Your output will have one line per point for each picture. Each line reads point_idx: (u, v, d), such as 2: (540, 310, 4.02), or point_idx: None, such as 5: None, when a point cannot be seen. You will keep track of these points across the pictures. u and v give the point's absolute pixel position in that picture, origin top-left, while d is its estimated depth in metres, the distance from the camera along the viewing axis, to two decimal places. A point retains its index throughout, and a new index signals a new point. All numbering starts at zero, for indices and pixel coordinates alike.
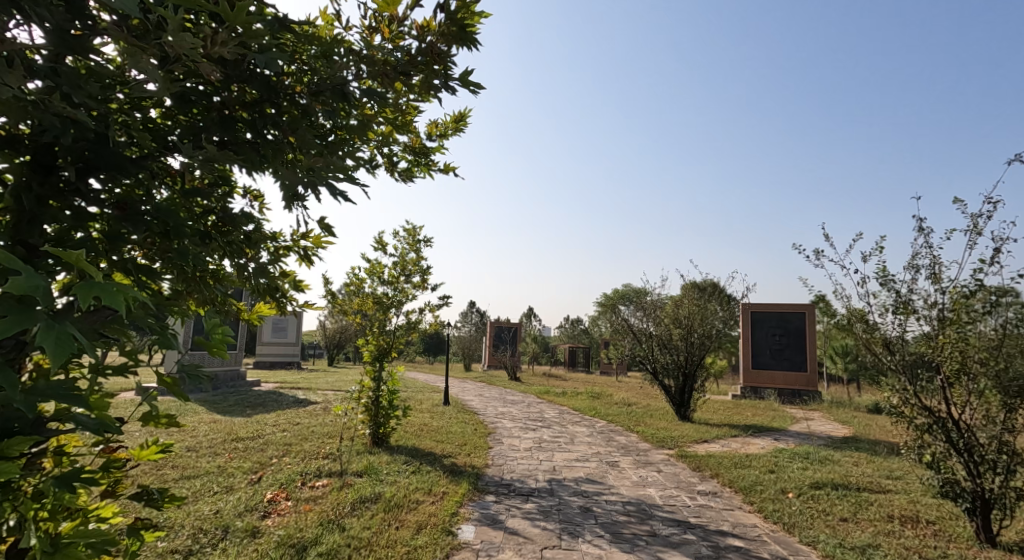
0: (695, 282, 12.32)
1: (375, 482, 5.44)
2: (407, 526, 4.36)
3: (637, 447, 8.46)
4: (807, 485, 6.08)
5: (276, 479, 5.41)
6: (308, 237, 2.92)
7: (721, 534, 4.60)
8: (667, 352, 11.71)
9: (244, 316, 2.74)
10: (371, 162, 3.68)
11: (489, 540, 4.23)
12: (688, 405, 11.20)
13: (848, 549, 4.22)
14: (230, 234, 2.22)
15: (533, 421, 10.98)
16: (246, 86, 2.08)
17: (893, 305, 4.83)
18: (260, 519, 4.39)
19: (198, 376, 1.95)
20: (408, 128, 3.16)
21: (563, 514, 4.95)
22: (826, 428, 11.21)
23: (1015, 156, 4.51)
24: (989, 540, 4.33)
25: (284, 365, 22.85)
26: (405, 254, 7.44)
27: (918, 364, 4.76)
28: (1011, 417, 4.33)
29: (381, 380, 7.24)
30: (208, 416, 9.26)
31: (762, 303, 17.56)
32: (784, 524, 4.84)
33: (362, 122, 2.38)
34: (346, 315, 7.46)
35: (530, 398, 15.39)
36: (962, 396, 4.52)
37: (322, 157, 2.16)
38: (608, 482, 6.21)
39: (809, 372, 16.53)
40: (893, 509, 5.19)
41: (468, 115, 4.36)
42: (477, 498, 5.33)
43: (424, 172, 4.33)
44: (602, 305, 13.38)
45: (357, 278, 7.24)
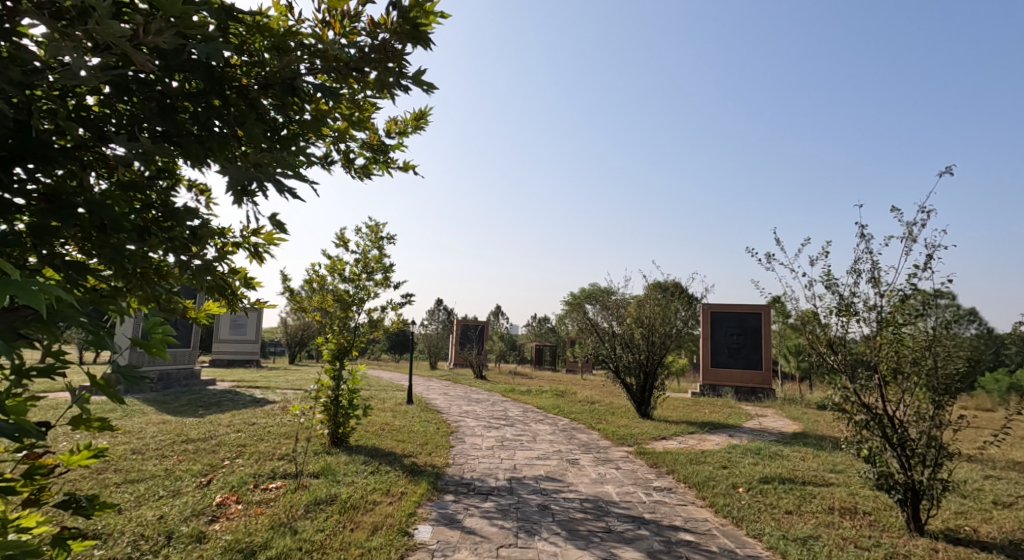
0: (658, 282, 12.58)
1: (331, 483, 5.34)
2: (361, 528, 4.31)
3: (598, 445, 8.59)
4: (756, 479, 6.30)
5: (226, 482, 5.24)
6: (260, 233, 2.86)
7: (673, 529, 4.72)
8: (629, 351, 11.92)
9: (191, 315, 2.65)
10: (327, 159, 3.63)
11: (445, 540, 4.21)
12: (648, 403, 11.45)
13: (790, 540, 4.39)
14: (172, 229, 2.13)
15: (497, 419, 11.01)
16: (189, 75, 2.01)
17: (835, 306, 5.06)
18: (208, 523, 4.25)
19: (136, 376, 1.85)
20: (364, 125, 3.13)
21: (521, 513, 4.98)
22: (777, 424, 11.62)
23: (947, 169, 4.79)
24: (917, 529, 4.59)
25: (241, 364, 22.16)
26: (368, 251, 7.35)
27: (858, 363, 4.97)
28: (939, 412, 4.60)
29: (341, 379, 7.10)
30: (157, 417, 8.90)
31: (721, 303, 18.08)
32: (732, 518, 5.00)
33: (316, 117, 2.34)
34: (305, 312, 7.32)
35: (494, 397, 15.40)
36: (896, 394, 4.77)
37: (271, 152, 2.11)
38: (566, 480, 6.28)
39: (764, 371, 17.11)
40: (834, 502, 5.44)
41: (429, 114, 4.35)
42: (435, 498, 5.30)
43: (383, 171, 4.29)
44: (568, 304, 13.50)
45: (317, 275, 7.12)
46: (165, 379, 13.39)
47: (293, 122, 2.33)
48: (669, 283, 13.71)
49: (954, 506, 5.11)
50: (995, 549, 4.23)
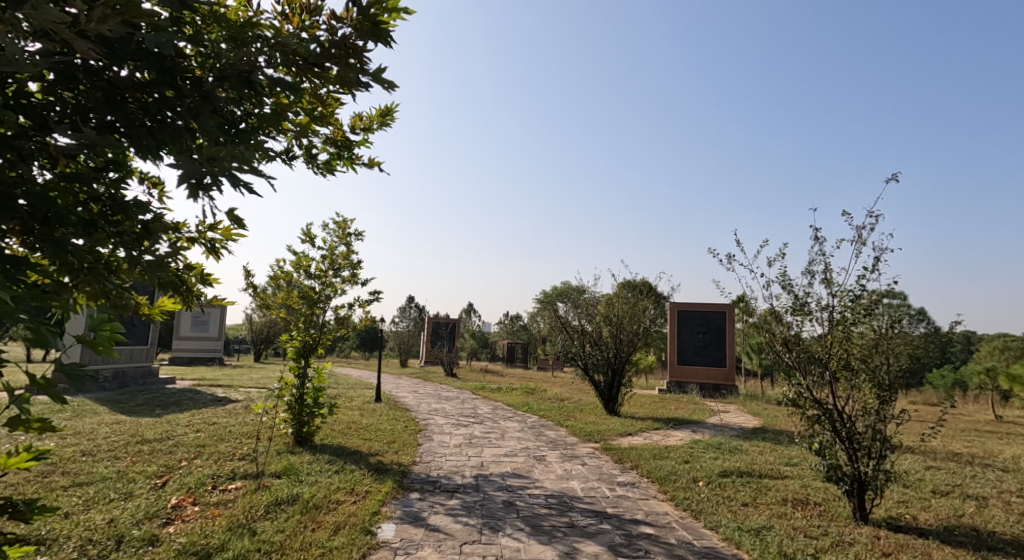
0: (628, 281, 12.75)
1: (293, 483, 5.26)
2: (324, 527, 4.26)
3: (565, 441, 8.68)
4: (716, 473, 6.48)
5: (183, 483, 5.10)
6: (217, 228, 2.80)
7: (634, 522, 4.83)
8: (598, 349, 12.07)
9: (144, 311, 2.58)
10: (288, 154, 3.57)
11: (409, 538, 4.21)
12: (615, 400, 11.63)
13: (745, 531, 4.54)
14: (121, 223, 2.07)
15: (466, 416, 11.01)
16: (139, 65, 1.96)
17: (791, 306, 5.24)
18: (161, 526, 4.13)
19: (81, 376, 1.79)
20: (327, 120, 3.10)
21: (486, 510, 5.01)
22: (738, 420, 11.96)
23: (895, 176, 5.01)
24: (863, 518, 4.81)
25: (202, 362, 21.51)
26: (335, 247, 7.23)
27: (811, 360, 5.16)
28: (884, 406, 4.82)
29: (306, 377, 6.97)
30: (109, 417, 8.56)
31: (687, 302, 18.46)
32: (692, 511, 5.15)
33: (276, 112, 2.31)
34: (269, 309, 7.17)
35: (464, 394, 15.36)
36: (846, 389, 4.98)
37: (228, 146, 2.07)
38: (532, 477, 6.33)
39: (728, 368, 17.56)
40: (787, 494, 5.65)
41: (395, 111, 4.32)
42: (401, 496, 5.27)
43: (347, 167, 4.25)
44: (540, 302, 13.57)
45: (282, 271, 6.97)
46: (121, 378, 12.90)
47: (251, 115, 2.29)
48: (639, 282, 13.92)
49: (896, 496, 5.37)
50: (932, 535, 4.46)
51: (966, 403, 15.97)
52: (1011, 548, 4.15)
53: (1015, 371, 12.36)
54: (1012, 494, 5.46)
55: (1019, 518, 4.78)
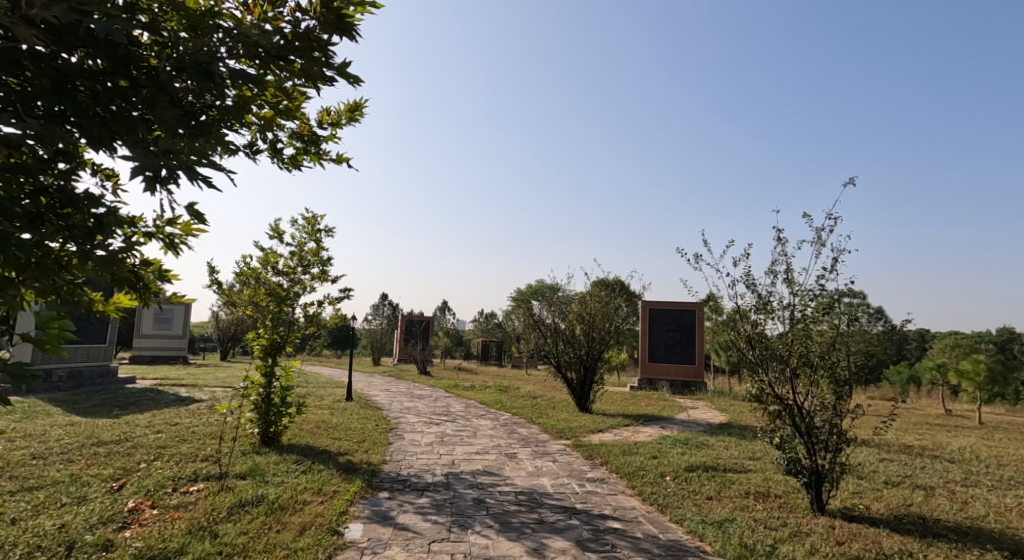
0: (601, 279, 12.88)
1: (258, 484, 5.16)
2: (289, 529, 4.18)
3: (537, 439, 8.73)
4: (683, 468, 6.61)
5: (141, 486, 4.95)
6: (176, 223, 2.73)
7: (602, 517, 4.89)
8: (570, 347, 12.13)
9: (99, 308, 2.50)
10: (252, 148, 3.50)
11: (377, 537, 4.18)
12: (588, 397, 11.74)
13: (709, 524, 4.65)
14: (71, 217, 2.00)
15: (438, 415, 10.96)
16: (91, 53, 1.90)
17: (754, 304, 5.38)
18: (117, 530, 4.00)
19: (27, 375, 1.72)
20: (292, 114, 3.06)
21: (455, 507, 5.00)
22: (705, 416, 12.20)
23: (851, 179, 5.04)
24: (819, 509, 4.98)
25: (166, 360, 20.86)
26: (304, 244, 7.11)
27: (772, 357, 5.28)
28: (839, 401, 5.00)
29: (274, 376, 6.83)
30: (63, 419, 8.23)
31: (659, 301, 18.74)
32: (658, 505, 5.24)
33: (238, 104, 2.28)
34: (235, 307, 7.01)
35: (437, 393, 15.25)
36: (806, 385, 5.13)
37: (186, 138, 2.02)
38: (503, 474, 6.35)
39: (697, 365, 17.91)
40: (749, 487, 5.81)
41: (364, 106, 4.27)
42: (369, 495, 5.23)
43: (314, 162, 4.18)
44: (514, 300, 13.57)
45: (249, 268, 6.81)
46: (77, 378, 12.40)
47: (212, 108, 2.25)
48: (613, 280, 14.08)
49: (851, 487, 5.58)
50: (882, 524, 4.65)
51: (919, 398, 16.65)
52: (955, 534, 4.36)
53: (963, 367, 12.95)
54: (957, 484, 5.72)
55: (962, 506, 5.01)
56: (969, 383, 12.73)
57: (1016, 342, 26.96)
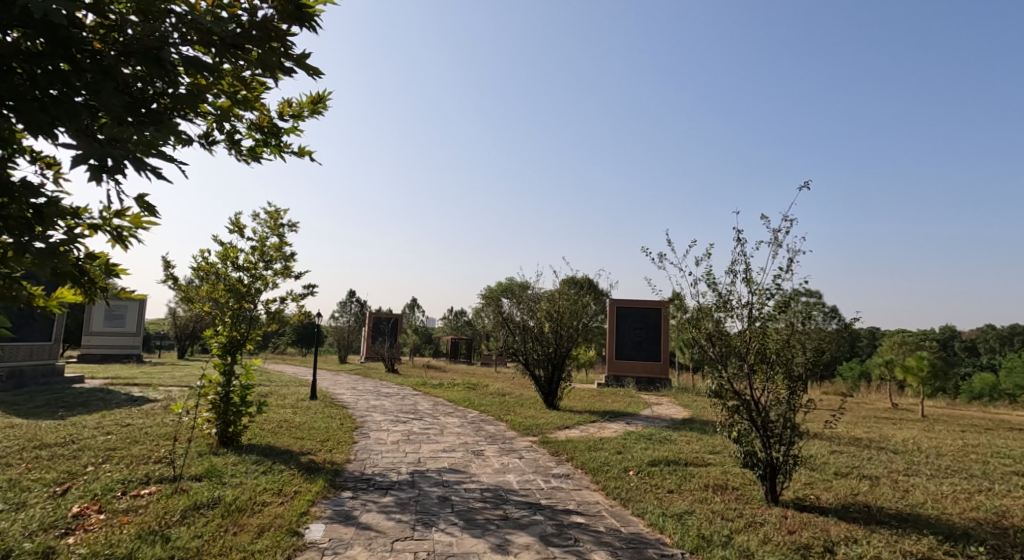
0: (570, 278, 12.97)
1: (215, 486, 5.02)
2: (246, 531, 4.09)
3: (504, 435, 8.75)
4: (646, 463, 6.74)
5: (88, 490, 4.75)
6: (124, 215, 2.62)
7: (566, 512, 4.94)
8: (538, 345, 12.18)
9: (39, 304, 2.38)
10: (207, 139, 3.39)
11: (338, 537, 4.11)
12: (555, 395, 11.83)
13: (669, 517, 4.75)
14: (8, 207, 1.91)
15: (405, 413, 10.85)
16: (29, 34, 1.82)
17: (715, 303, 5.50)
18: (60, 537, 3.83)
19: None
20: (251, 105, 2.98)
21: (420, 506, 4.97)
22: (669, 412, 12.43)
23: (806, 183, 4.90)
24: (773, 499, 5.14)
25: (117, 358, 19.99)
26: (266, 239, 6.92)
27: (731, 354, 5.41)
28: (793, 396, 5.17)
29: (232, 375, 6.62)
30: (4, 421, 7.81)
31: (626, 299, 18.99)
32: (621, 499, 5.32)
33: (191, 93, 2.21)
34: (192, 303, 6.78)
35: (405, 391, 15.10)
36: (762, 382, 5.27)
37: (133, 126, 1.95)
38: (469, 471, 6.33)
39: (662, 362, 18.25)
40: (709, 480, 5.96)
41: (327, 99, 4.19)
42: (332, 495, 5.14)
43: (274, 155, 4.08)
44: (483, 298, 13.52)
45: (207, 263, 6.60)
46: (19, 377, 11.77)
47: (163, 96, 2.17)
48: (582, 279, 14.20)
49: (804, 478, 5.79)
50: (831, 513, 4.84)
51: (869, 392, 17.39)
52: (896, 521, 4.57)
53: (908, 362, 13.56)
54: (900, 473, 6.01)
55: (904, 494, 5.27)
56: (913, 378, 13.35)
57: (957, 339, 28.45)
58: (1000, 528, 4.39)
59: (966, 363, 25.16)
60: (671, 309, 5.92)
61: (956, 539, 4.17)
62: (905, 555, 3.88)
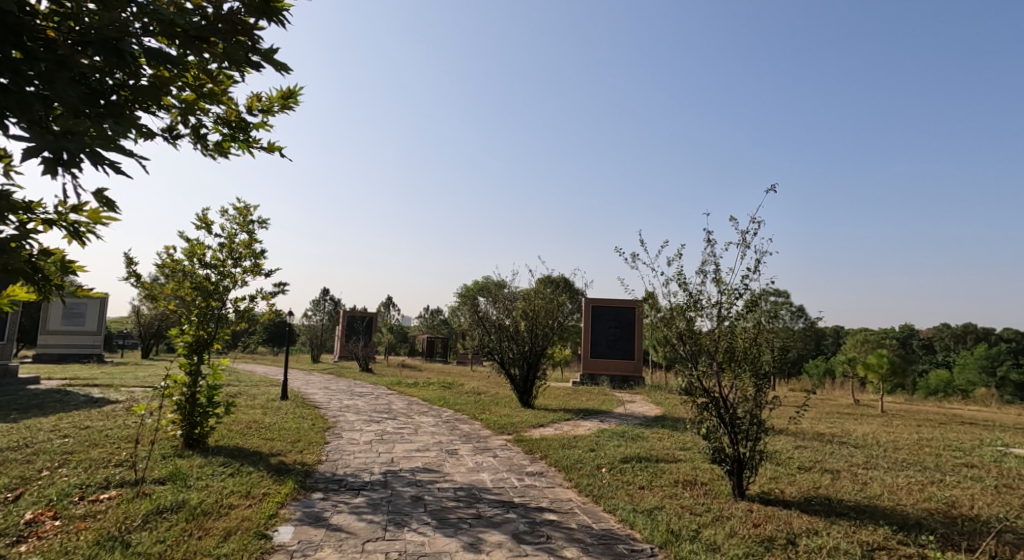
0: (546, 277, 13.00)
1: (179, 489, 4.89)
2: (212, 535, 4.00)
3: (478, 434, 8.74)
4: (618, 460, 6.81)
5: (43, 496, 4.58)
6: (82, 210, 2.53)
7: (538, 510, 4.96)
8: (514, 344, 12.20)
9: None
10: (172, 132, 3.30)
11: (308, 540, 4.05)
12: (530, 393, 11.87)
13: (639, 512, 4.81)
14: None
15: (378, 412, 10.75)
16: None
17: (686, 303, 5.58)
18: (12, 545, 3.68)
19: None
20: (217, 99, 2.92)
21: (392, 506, 4.93)
22: (642, 409, 12.58)
23: (773, 186, 4.92)
24: (740, 494, 5.26)
25: (76, 357, 19.29)
26: (234, 235, 6.77)
27: (701, 352, 5.51)
28: (760, 393, 5.29)
29: (199, 375, 6.45)
30: None
31: (601, 298, 19.15)
32: (593, 496, 5.37)
33: (155, 85, 2.16)
34: (156, 301, 6.59)
35: (378, 390, 14.94)
36: (730, 380, 5.37)
37: (91, 119, 1.89)
38: (442, 471, 6.30)
39: (636, 361, 18.49)
40: (679, 475, 6.07)
41: (298, 94, 4.12)
42: (301, 497, 5.06)
43: (242, 150, 4.00)
44: (459, 297, 13.44)
45: (172, 260, 6.42)
46: None
47: (124, 88, 2.12)
48: (558, 278, 14.25)
49: (769, 473, 5.93)
50: (794, 506, 4.97)
51: (832, 389, 17.93)
52: (855, 513, 4.72)
53: (869, 360, 14.01)
54: (859, 467, 6.21)
55: (863, 487, 5.45)
56: (874, 376, 13.79)
57: (914, 338, 29.55)
58: (950, 518, 4.57)
59: (924, 361, 26.13)
60: (644, 308, 5.97)
61: (909, 528, 4.33)
62: (862, 545, 4.01)
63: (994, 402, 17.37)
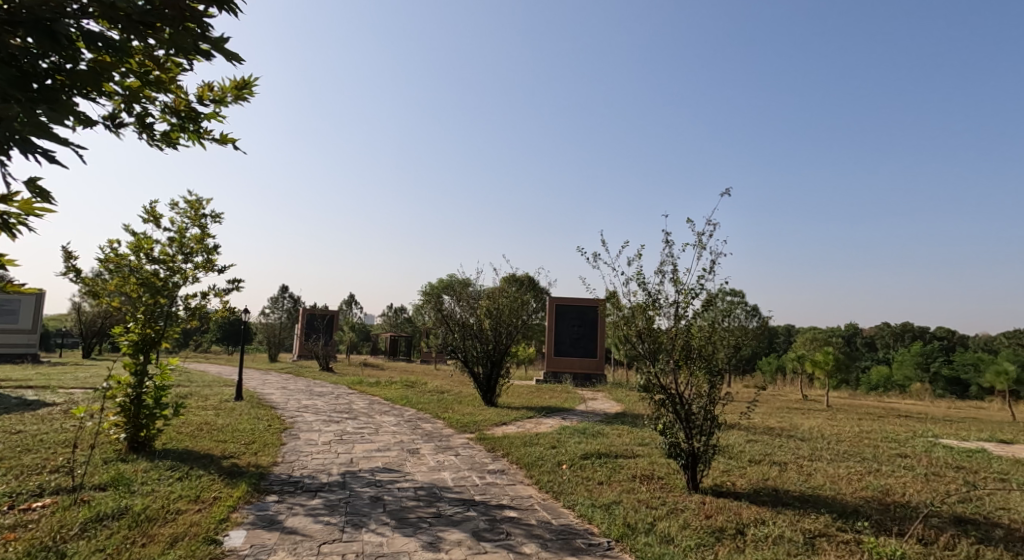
0: (511, 275, 13.00)
1: (122, 495, 4.67)
2: (157, 542, 3.83)
3: (440, 433, 8.68)
4: (579, 456, 6.89)
5: None
6: (12, 201, 2.38)
7: (498, 508, 4.96)
8: (477, 342, 12.17)
9: None
10: (114, 120, 3.15)
11: (260, 544, 3.94)
12: (493, 391, 11.88)
13: (598, 507, 4.87)
14: None
15: (338, 412, 10.54)
16: None
17: (645, 302, 5.67)
18: None
19: None
20: (165, 87, 2.79)
21: (350, 507, 4.84)
22: (602, 406, 12.76)
23: (727, 189, 5.07)
24: (694, 487, 5.40)
25: (8, 358, 18.20)
26: (185, 230, 6.52)
27: (659, 350, 5.62)
28: (713, 390, 5.44)
29: (145, 375, 6.18)
30: None
31: (565, 297, 19.29)
32: (553, 493, 5.41)
33: (94, 71, 2.05)
34: (98, 298, 6.28)
35: (339, 390, 14.67)
36: (686, 378, 5.51)
37: (19, 105, 1.78)
38: (402, 470, 6.23)
39: (598, 358, 18.74)
40: (637, 470, 6.18)
41: (252, 85, 3.98)
42: (255, 500, 4.91)
43: (192, 141, 3.85)
44: (423, 295, 13.30)
45: (116, 255, 6.13)
46: None
47: (59, 72, 1.99)
48: (523, 277, 14.27)
49: (722, 466, 6.11)
50: (744, 497, 5.14)
51: (783, 385, 18.62)
52: (799, 502, 4.92)
53: (817, 357, 14.58)
54: (805, 459, 6.47)
55: (808, 478, 5.68)
56: (821, 372, 14.38)
57: (858, 336, 30.95)
58: (884, 505, 4.82)
59: (868, 358, 27.44)
60: (605, 307, 6.03)
61: (848, 516, 4.54)
62: (804, 533, 4.18)
63: (928, 396, 18.43)
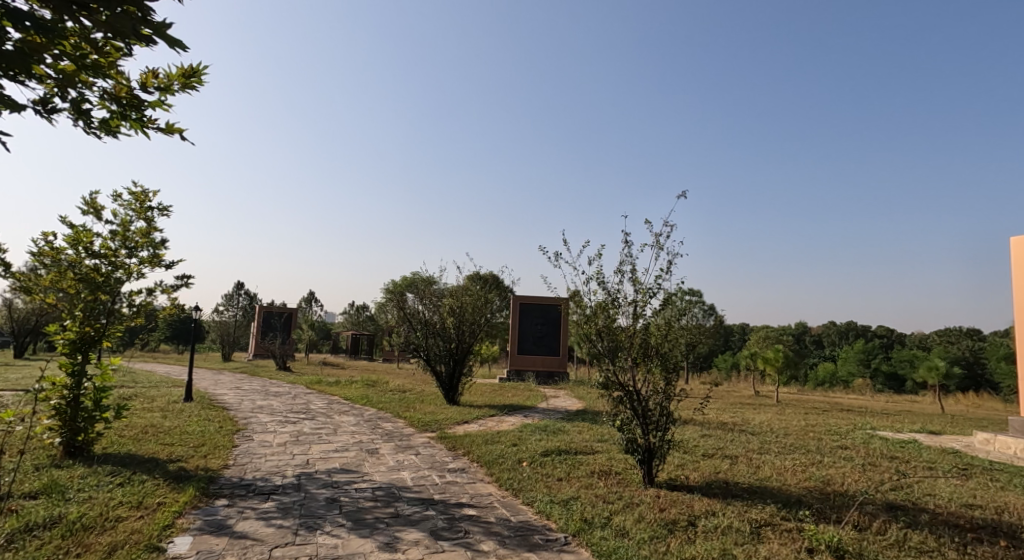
0: (475, 274, 12.94)
1: (55, 503, 4.41)
2: (93, 551, 3.64)
3: (400, 433, 8.57)
4: (539, 453, 6.92)
5: None
6: None
7: (457, 506, 4.93)
8: (440, 341, 12.07)
9: None
10: (46, 105, 2.97)
11: (207, 549, 3.80)
12: (456, 390, 11.81)
13: (556, 503, 4.90)
14: None
15: (294, 412, 10.27)
16: None
17: (605, 301, 5.74)
18: None
19: None
20: (104, 72, 2.61)
21: (304, 509, 4.72)
22: (563, 404, 12.87)
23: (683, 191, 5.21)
24: (649, 482, 5.49)
25: None
26: (129, 223, 6.21)
27: (618, 348, 5.68)
28: (669, 386, 5.55)
29: (84, 376, 5.85)
30: None
31: (528, 295, 19.32)
32: (512, 490, 5.41)
33: (21, 51, 1.93)
34: (32, 295, 5.90)
35: (295, 390, 14.29)
36: (643, 375, 5.60)
37: None
38: (361, 471, 6.13)
39: (560, 357, 18.88)
40: (594, 466, 6.26)
41: (201, 73, 3.83)
42: (203, 504, 4.73)
43: (134, 130, 3.66)
44: (386, 293, 13.11)
45: (52, 248, 5.78)
46: None
47: None
48: (487, 276, 14.23)
49: (676, 461, 6.24)
50: (696, 490, 5.28)
51: (736, 381, 19.22)
52: (747, 494, 5.08)
53: (768, 354, 15.08)
54: (755, 452, 6.70)
55: (756, 470, 5.88)
56: (771, 368, 14.86)
57: (807, 334, 32.25)
58: (825, 494, 5.03)
59: (814, 355, 28.66)
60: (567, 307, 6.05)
61: (792, 505, 4.72)
62: (751, 522, 4.31)
63: (868, 391, 19.37)
